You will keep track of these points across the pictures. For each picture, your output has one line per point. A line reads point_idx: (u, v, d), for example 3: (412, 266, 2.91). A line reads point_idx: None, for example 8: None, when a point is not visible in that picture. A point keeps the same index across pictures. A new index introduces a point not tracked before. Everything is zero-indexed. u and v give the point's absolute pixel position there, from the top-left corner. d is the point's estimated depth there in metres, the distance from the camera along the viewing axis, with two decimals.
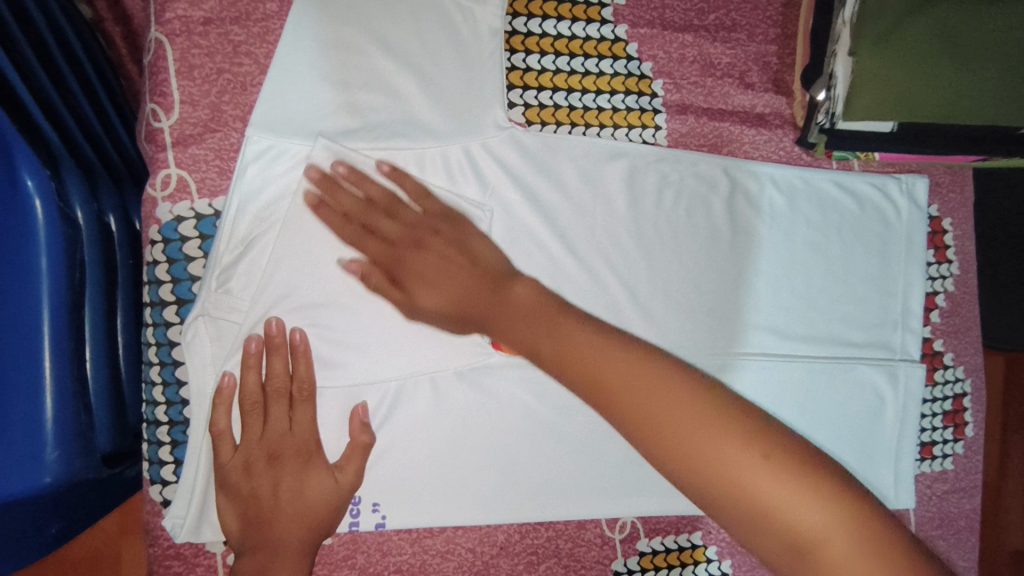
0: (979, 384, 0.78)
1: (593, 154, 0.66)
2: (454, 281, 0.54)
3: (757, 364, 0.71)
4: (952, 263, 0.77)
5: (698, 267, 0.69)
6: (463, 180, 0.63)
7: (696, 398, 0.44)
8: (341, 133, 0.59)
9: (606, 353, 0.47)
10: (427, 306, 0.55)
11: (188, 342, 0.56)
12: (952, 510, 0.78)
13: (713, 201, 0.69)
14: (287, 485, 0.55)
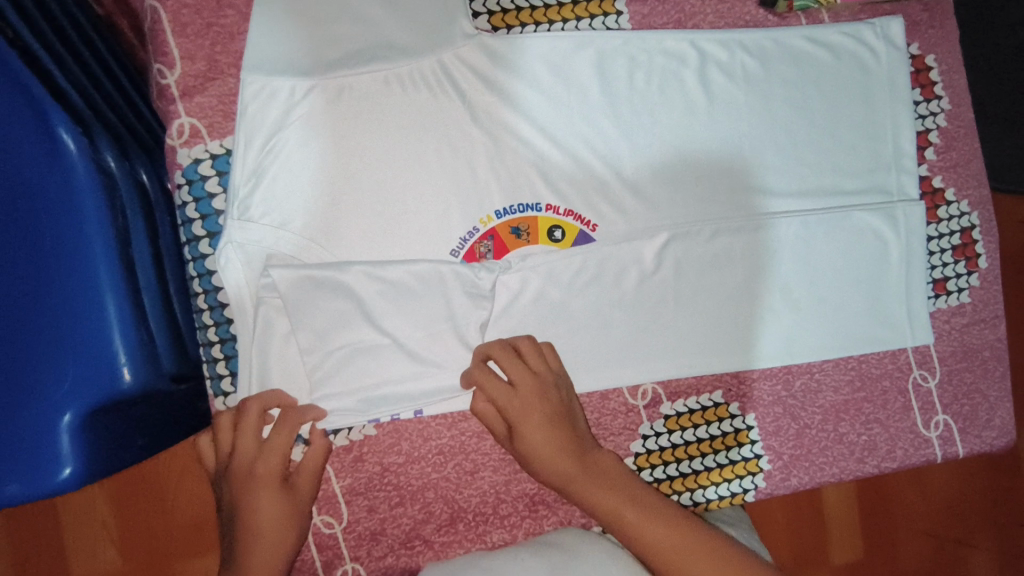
0: (987, 214, 0.78)
1: (559, 48, 0.70)
2: (545, 444, 0.61)
3: (753, 226, 0.73)
4: (943, 99, 0.77)
5: (680, 141, 0.72)
6: (442, 92, 0.68)
7: (675, 530, 0.58)
8: (324, 63, 0.65)
9: (597, 468, 0.61)
10: (527, 440, 0.61)
11: (223, 268, 0.63)
12: (975, 342, 0.79)
13: (685, 75, 0.73)
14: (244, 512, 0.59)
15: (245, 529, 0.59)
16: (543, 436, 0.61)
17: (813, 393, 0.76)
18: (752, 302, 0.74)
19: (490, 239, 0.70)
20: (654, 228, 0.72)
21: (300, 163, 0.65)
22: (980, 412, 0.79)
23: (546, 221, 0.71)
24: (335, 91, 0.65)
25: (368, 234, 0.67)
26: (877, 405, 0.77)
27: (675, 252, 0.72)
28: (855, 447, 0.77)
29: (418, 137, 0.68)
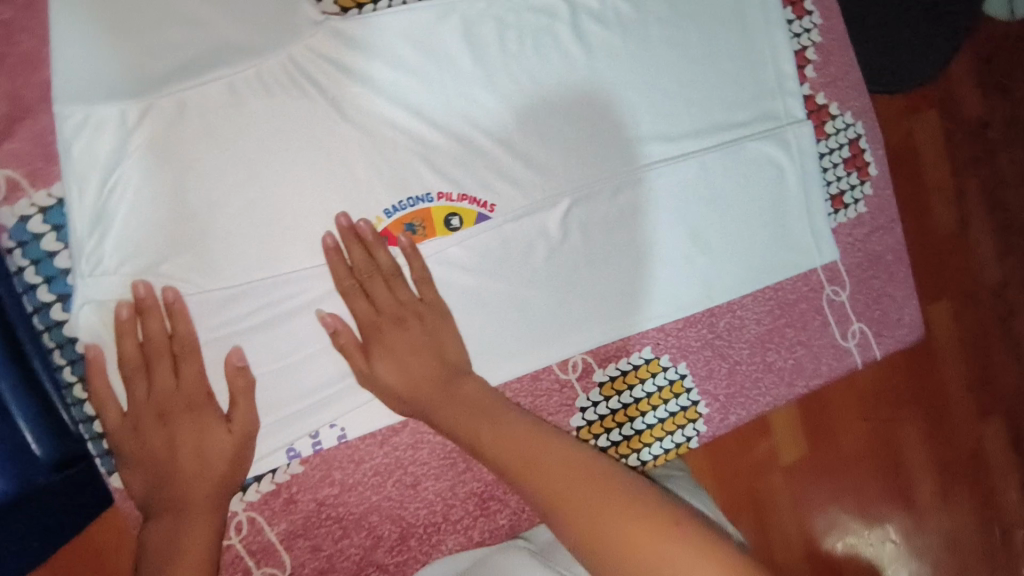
0: (869, 123, 0.79)
1: (414, 22, 0.64)
2: (422, 368, 0.60)
3: (650, 175, 0.71)
4: (813, 14, 0.77)
5: (563, 99, 0.69)
6: (297, 90, 0.60)
7: (612, 487, 0.48)
8: (153, 80, 0.56)
9: (527, 439, 0.53)
10: (387, 378, 0.60)
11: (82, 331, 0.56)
12: (877, 249, 0.81)
13: (557, 30, 0.68)
14: (183, 441, 0.55)
15: (183, 512, 0.54)
16: (428, 370, 0.60)
17: (737, 329, 0.77)
18: (666, 255, 0.73)
19: (384, 241, 0.64)
20: (554, 195, 0.68)
21: (152, 195, 0.57)
22: (891, 314, 0.82)
23: (441, 210, 0.65)
24: (173, 110, 0.57)
25: (247, 259, 0.59)
26: (797, 328, 0.78)
27: (578, 217, 0.69)
28: (783, 373, 0.78)
29: (281, 144, 0.60)
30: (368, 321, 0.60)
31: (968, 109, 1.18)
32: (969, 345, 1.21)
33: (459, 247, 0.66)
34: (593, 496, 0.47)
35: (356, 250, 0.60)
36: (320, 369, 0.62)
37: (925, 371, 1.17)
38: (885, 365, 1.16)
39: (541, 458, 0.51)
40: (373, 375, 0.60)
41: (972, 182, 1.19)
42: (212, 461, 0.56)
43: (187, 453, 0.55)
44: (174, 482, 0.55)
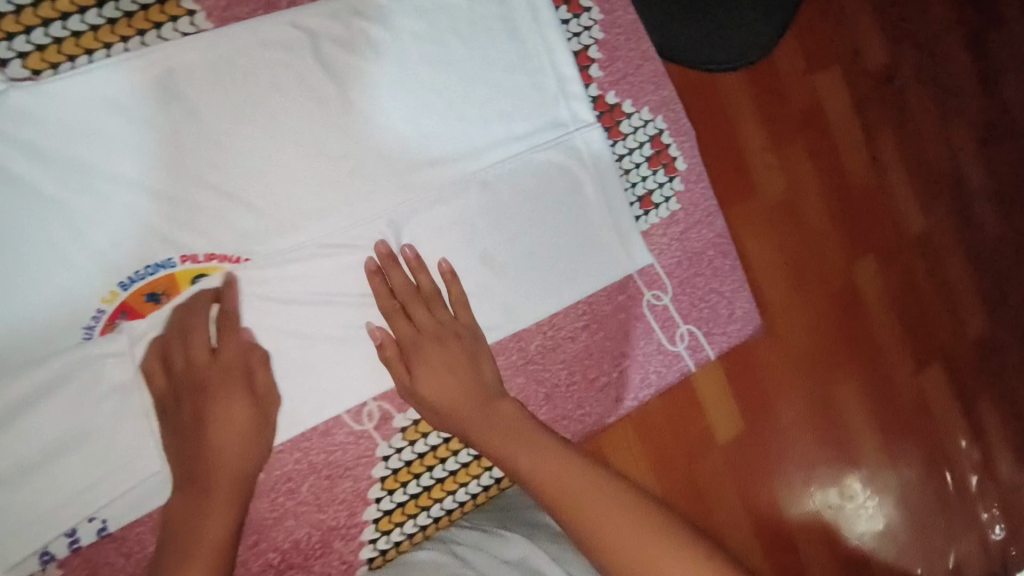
0: (669, 116, 0.75)
1: (124, 77, 0.58)
2: (236, 412, 0.58)
3: (424, 205, 0.68)
4: (592, 10, 0.72)
5: (319, 136, 0.64)
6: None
7: (583, 480, 0.56)
8: None
9: (512, 438, 0.60)
10: (232, 413, 0.58)
11: None
12: (696, 246, 0.78)
13: (300, 63, 0.64)
14: (206, 417, 0.57)
15: (205, 488, 0.57)
16: (457, 369, 0.63)
17: (552, 351, 0.73)
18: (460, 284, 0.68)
19: (123, 314, 0.59)
20: (316, 240, 0.65)
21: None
22: (720, 310, 0.79)
23: (187, 273, 0.61)
24: None
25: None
26: (618, 339, 0.75)
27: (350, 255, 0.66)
28: (608, 388, 0.75)
29: None
30: (411, 341, 0.63)
31: (866, 64, 1.17)
32: (904, 300, 1.18)
33: (231, 307, 0.62)
34: (593, 506, 0.54)
35: (394, 280, 0.65)
36: (62, 469, 0.57)
37: (863, 330, 1.13)
38: (823, 324, 1.11)
39: (553, 466, 0.57)
40: (414, 388, 0.63)
41: (886, 135, 1.18)
42: (230, 468, 0.58)
43: (191, 466, 0.58)
44: (201, 459, 0.57)
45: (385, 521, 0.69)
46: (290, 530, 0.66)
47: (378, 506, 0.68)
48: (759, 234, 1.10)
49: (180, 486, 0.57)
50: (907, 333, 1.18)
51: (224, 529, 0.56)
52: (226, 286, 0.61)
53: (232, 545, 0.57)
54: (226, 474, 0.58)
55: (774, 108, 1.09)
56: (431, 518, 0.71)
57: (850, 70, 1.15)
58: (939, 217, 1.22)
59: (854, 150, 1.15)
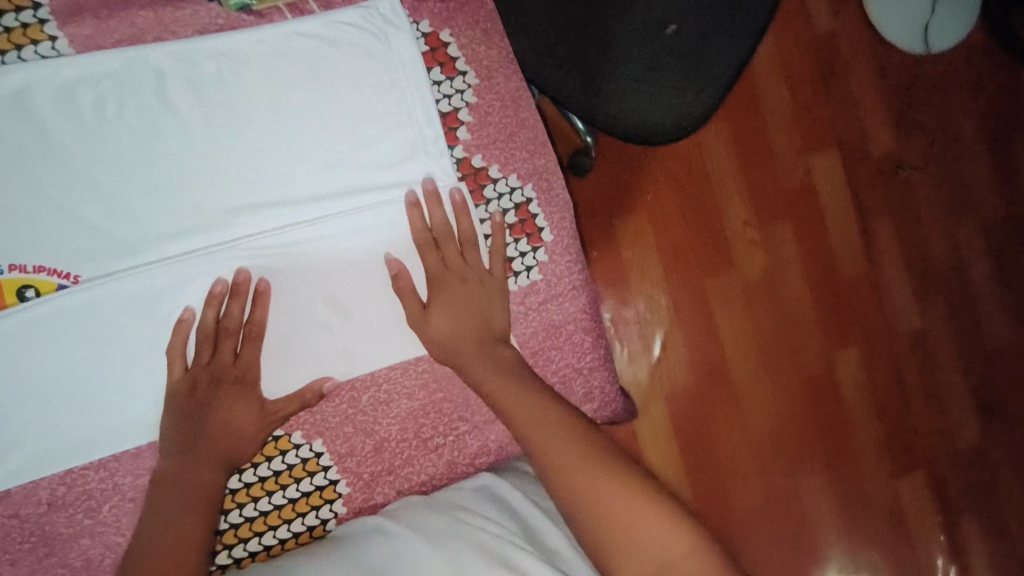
0: (540, 185, 0.75)
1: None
2: (470, 322, 0.69)
3: (263, 242, 0.68)
4: (468, 74, 0.73)
5: (165, 166, 0.66)
6: None
7: (589, 449, 0.62)
8: None
9: (501, 385, 0.66)
10: (231, 410, 0.65)
11: None
12: (556, 319, 0.76)
13: (154, 96, 0.65)
14: (226, 402, 0.66)
15: (194, 459, 0.64)
16: (262, 417, 0.66)
17: (384, 405, 0.72)
18: (297, 322, 0.70)
19: None
20: (148, 264, 0.65)
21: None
22: (575, 387, 0.77)
23: (14, 282, 0.63)
24: None
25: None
26: (458, 403, 0.73)
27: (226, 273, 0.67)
28: (442, 450, 0.74)
29: None
30: (208, 385, 0.66)
31: (872, 149, 1.28)
32: (888, 397, 1.26)
33: (62, 327, 0.64)
34: (578, 459, 0.61)
35: (231, 318, 0.66)
36: None
37: (828, 414, 1.23)
38: (788, 406, 1.23)
39: (545, 426, 0.63)
40: (428, 322, 0.69)
41: (882, 223, 1.28)
42: (236, 435, 0.65)
43: (215, 432, 0.65)
44: (197, 437, 0.64)
45: None
46: (84, 549, 0.65)
47: None
48: (731, 312, 1.22)
49: (172, 450, 0.64)
50: (891, 441, 1.25)
51: (212, 487, 0.64)
52: (60, 296, 0.63)
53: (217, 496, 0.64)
54: (194, 455, 0.64)
55: (764, 177, 1.23)
56: (240, 554, 0.68)
57: (850, 148, 1.27)
58: (937, 314, 1.28)
59: (845, 242, 1.26)
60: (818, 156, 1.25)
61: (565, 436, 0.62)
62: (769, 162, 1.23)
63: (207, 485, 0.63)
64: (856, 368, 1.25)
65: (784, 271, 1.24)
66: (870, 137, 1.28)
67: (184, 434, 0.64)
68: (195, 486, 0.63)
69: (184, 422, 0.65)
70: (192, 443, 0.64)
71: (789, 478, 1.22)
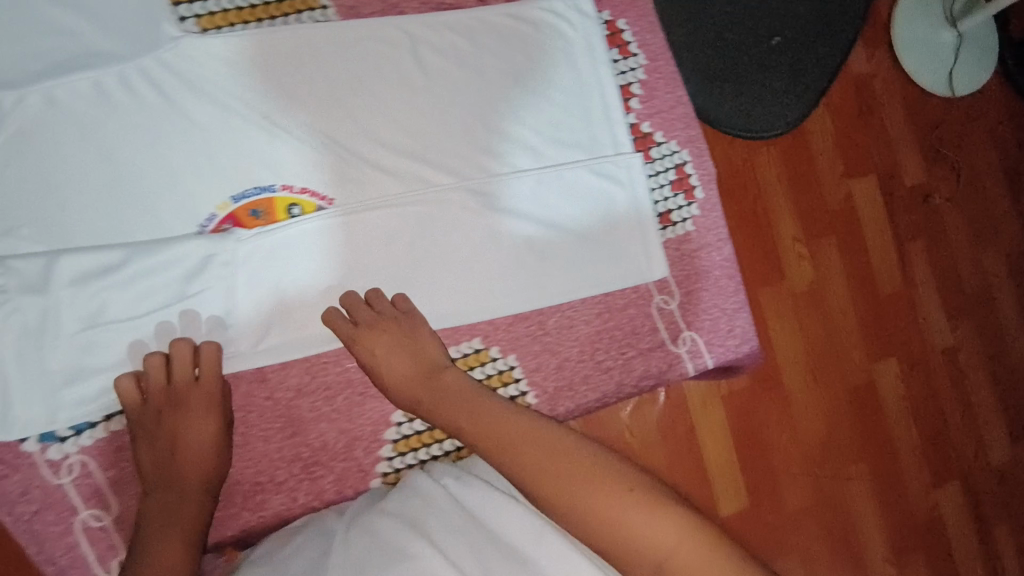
0: (695, 151, 0.89)
1: (259, 42, 0.74)
2: (406, 364, 0.71)
3: (461, 197, 0.80)
4: (638, 56, 0.88)
5: (403, 114, 0.79)
6: (153, 99, 0.71)
7: (576, 457, 0.59)
8: (24, 79, 0.67)
9: (469, 411, 0.65)
10: (195, 440, 0.67)
11: None
12: (705, 264, 0.89)
13: (397, 58, 0.79)
14: (190, 434, 0.67)
15: (178, 490, 0.66)
16: (221, 430, 0.69)
17: (567, 328, 0.84)
18: (483, 265, 0.81)
19: (230, 222, 0.74)
20: (376, 203, 0.77)
21: (19, 168, 0.67)
22: (721, 324, 0.89)
23: (283, 200, 0.75)
24: (43, 100, 0.68)
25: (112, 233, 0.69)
26: (626, 332, 0.86)
27: (427, 210, 0.79)
28: (612, 371, 0.85)
29: (138, 134, 0.70)
30: (169, 412, 0.68)
31: (904, 177, 1.35)
32: (921, 406, 1.35)
33: (325, 247, 0.76)
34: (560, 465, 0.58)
35: (182, 363, 0.69)
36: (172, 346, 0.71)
37: (869, 421, 1.30)
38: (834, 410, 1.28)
39: (516, 430, 0.61)
40: (358, 343, 0.72)
41: (915, 247, 1.36)
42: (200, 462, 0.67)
43: (189, 458, 0.67)
44: (181, 466, 0.67)
45: (403, 444, 0.79)
46: (321, 432, 0.76)
47: (398, 429, 0.79)
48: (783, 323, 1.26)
49: (160, 488, 0.66)
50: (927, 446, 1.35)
51: (196, 512, 0.66)
52: (331, 215, 0.75)
53: (202, 527, 0.66)
54: (173, 486, 0.66)
55: (813, 201, 1.27)
56: (447, 447, 0.81)
57: (887, 177, 1.34)
58: (967, 330, 1.39)
59: (885, 262, 1.33)
60: (860, 181, 1.31)
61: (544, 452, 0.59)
62: (817, 184, 1.28)
63: (191, 512, 0.65)
64: (894, 379, 1.33)
65: (833, 294, 1.29)
66: (903, 167, 1.35)
67: (167, 471, 0.66)
68: (179, 514, 0.65)
69: (155, 455, 0.67)
70: (172, 477, 0.66)
71: (835, 481, 1.27)
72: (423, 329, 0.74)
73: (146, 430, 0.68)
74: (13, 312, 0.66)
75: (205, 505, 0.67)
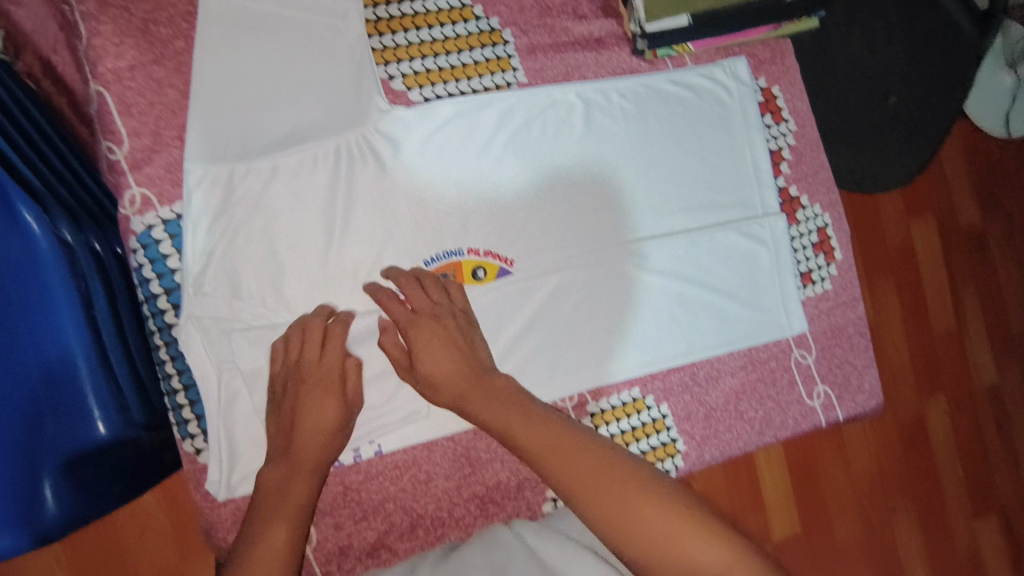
0: (835, 214, 0.94)
1: (453, 110, 0.79)
2: (450, 358, 0.68)
3: (620, 255, 0.84)
4: (789, 122, 0.93)
5: (576, 175, 0.84)
6: (364, 164, 0.77)
7: (621, 474, 0.57)
8: (256, 148, 0.73)
9: (519, 418, 0.63)
10: (318, 419, 0.66)
11: (183, 339, 0.70)
12: (840, 322, 0.94)
13: (574, 123, 0.84)
14: (302, 403, 0.67)
15: (292, 464, 0.64)
16: (346, 414, 0.68)
17: (714, 379, 0.88)
18: (628, 326, 0.85)
19: None
20: (545, 270, 0.82)
21: (248, 234, 0.72)
22: (852, 380, 0.93)
23: (470, 263, 0.79)
24: (266, 167, 0.73)
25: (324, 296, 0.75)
26: (768, 384, 0.90)
27: (595, 274, 0.83)
28: (754, 422, 0.89)
29: (346, 201, 0.76)
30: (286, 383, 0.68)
31: (960, 219, 1.35)
32: (971, 448, 1.35)
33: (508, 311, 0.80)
34: (609, 480, 0.56)
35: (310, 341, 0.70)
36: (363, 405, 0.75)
37: (917, 460, 1.30)
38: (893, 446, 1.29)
39: (554, 438, 0.60)
40: (415, 367, 0.69)
41: (970, 290, 1.35)
42: (321, 438, 0.66)
43: (302, 440, 0.65)
44: (295, 442, 0.65)
45: None
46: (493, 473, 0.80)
47: None
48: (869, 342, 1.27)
49: (272, 463, 0.65)
50: (974, 485, 1.35)
51: (301, 498, 0.62)
52: (510, 281, 0.80)
53: (306, 514, 0.61)
54: (290, 463, 0.64)
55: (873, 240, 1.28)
56: None
57: (944, 220, 1.33)
58: (1013, 373, 1.38)
59: (940, 301, 1.32)
60: (919, 220, 1.31)
61: (595, 464, 0.57)
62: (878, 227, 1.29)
63: (295, 504, 0.61)
64: (944, 418, 1.32)
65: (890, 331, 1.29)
66: (960, 211, 1.35)
67: (281, 465, 0.64)
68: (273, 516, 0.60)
69: (280, 424, 0.67)
70: (269, 487, 0.63)
71: (886, 516, 1.28)
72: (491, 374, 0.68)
73: (285, 404, 0.67)
74: (235, 374, 0.71)
75: (307, 498, 0.63)
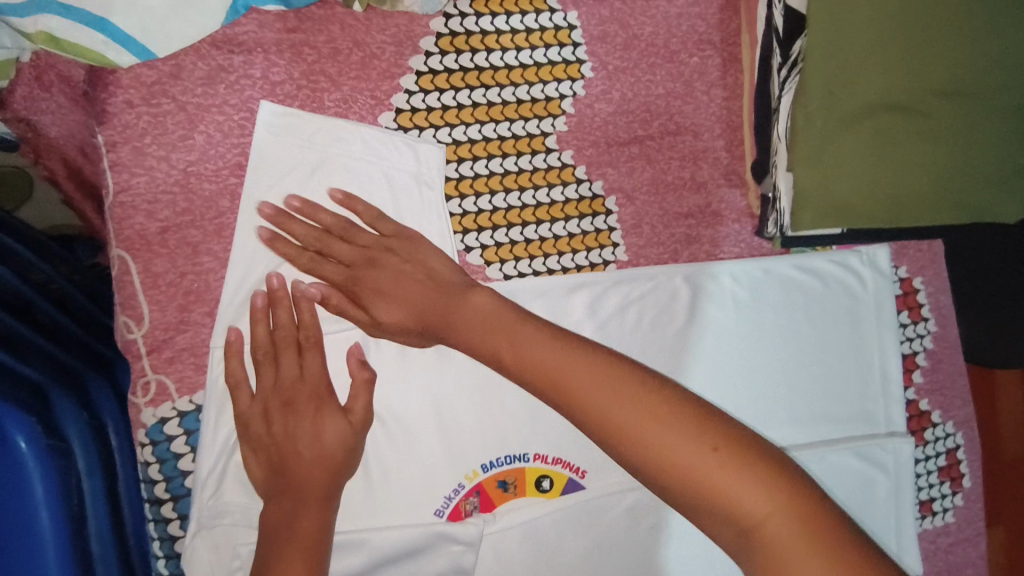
0: (971, 434, 0.79)
1: (539, 287, 0.66)
2: (421, 293, 0.57)
3: None
4: (928, 320, 0.77)
5: (673, 372, 0.70)
6: (422, 348, 0.64)
7: (708, 435, 0.47)
8: None
9: (590, 374, 0.50)
10: (327, 437, 0.57)
11: (187, 556, 0.57)
12: (959, 561, 0.79)
13: (676, 310, 0.70)
14: (302, 432, 0.56)
15: (300, 496, 0.55)
16: (352, 429, 0.58)
17: None
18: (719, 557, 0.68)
19: (476, 494, 0.65)
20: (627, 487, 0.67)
21: None
22: None
23: (534, 471, 0.66)
24: None
25: (359, 504, 0.62)
26: None
27: None
28: None
29: (398, 392, 0.64)
30: (283, 422, 0.57)
31: None
32: None
33: (574, 537, 0.66)
34: (685, 447, 0.46)
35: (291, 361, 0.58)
36: None
37: None
38: None
39: (636, 414, 0.48)
40: (375, 319, 0.59)
41: None
42: (325, 454, 0.57)
43: (304, 448, 0.56)
44: (291, 460, 0.56)
45: None
46: None
47: None
48: None
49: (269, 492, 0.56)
50: None
51: (320, 518, 0.55)
52: (578, 500, 0.66)
53: (325, 545, 0.55)
54: (295, 492, 0.55)
55: None
56: None
57: None
58: None
59: None
60: None
61: (671, 424, 0.47)
62: None
63: (312, 525, 0.55)
64: None
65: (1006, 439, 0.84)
66: None
67: (275, 476, 0.56)
68: (285, 555, 0.53)
69: (270, 456, 0.57)
70: (289, 484, 0.56)
71: None
72: (516, 309, 0.56)
73: (275, 436, 0.57)
74: None
75: (328, 514, 0.56)
